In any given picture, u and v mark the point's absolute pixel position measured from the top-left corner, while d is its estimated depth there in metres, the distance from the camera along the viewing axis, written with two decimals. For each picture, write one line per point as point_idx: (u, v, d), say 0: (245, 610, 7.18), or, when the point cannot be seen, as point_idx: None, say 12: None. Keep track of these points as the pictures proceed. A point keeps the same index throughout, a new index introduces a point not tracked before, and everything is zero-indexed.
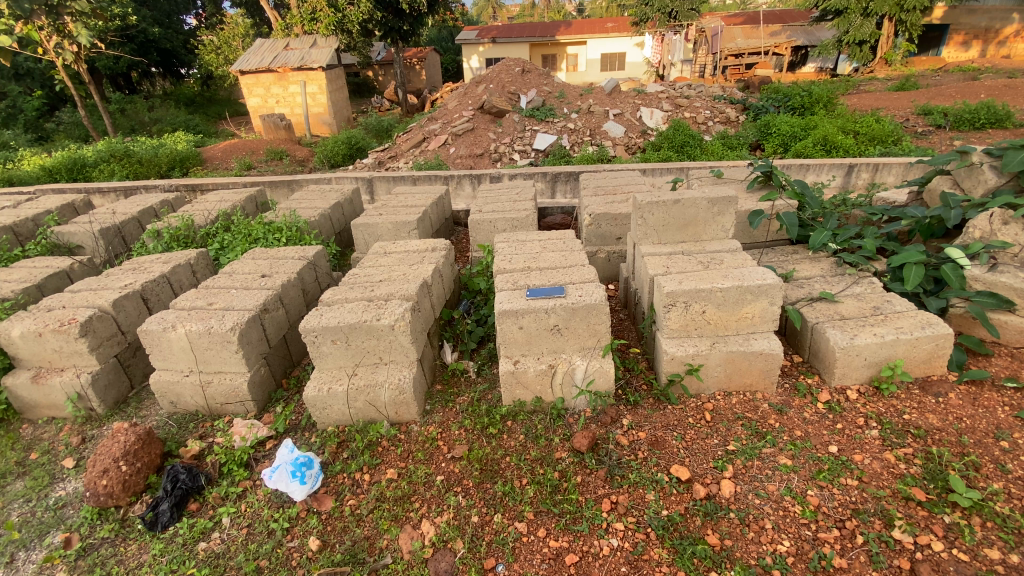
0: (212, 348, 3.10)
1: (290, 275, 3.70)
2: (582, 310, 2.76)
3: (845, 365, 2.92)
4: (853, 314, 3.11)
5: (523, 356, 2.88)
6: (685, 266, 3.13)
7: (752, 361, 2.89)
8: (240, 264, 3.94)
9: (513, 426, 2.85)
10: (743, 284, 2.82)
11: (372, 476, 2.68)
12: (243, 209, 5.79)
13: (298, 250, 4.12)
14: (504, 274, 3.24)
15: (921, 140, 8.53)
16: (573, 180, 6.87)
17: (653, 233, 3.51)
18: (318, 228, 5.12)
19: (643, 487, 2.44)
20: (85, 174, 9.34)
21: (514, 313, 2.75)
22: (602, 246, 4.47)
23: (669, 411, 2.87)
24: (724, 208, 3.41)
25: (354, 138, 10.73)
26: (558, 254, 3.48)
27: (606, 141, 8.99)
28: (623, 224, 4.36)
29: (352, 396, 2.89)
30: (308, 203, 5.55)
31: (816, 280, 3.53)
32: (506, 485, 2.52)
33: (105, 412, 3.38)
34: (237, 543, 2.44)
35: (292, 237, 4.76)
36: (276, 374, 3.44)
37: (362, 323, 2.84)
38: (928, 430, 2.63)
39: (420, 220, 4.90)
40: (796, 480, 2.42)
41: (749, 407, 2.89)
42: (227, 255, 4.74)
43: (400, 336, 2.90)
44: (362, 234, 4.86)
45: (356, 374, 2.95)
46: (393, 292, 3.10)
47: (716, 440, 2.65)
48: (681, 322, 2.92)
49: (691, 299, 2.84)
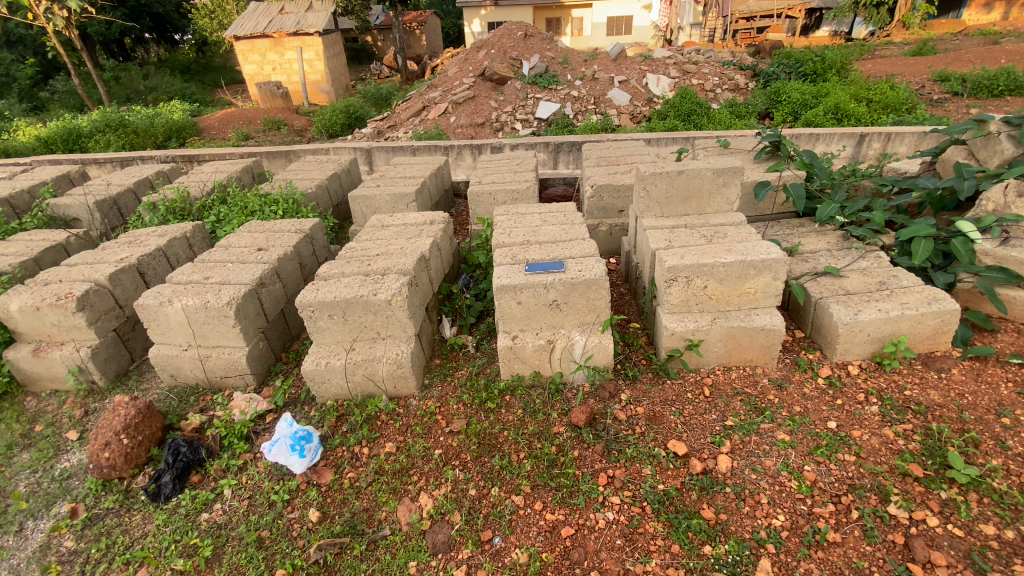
0: (210, 323, 3.11)
1: (287, 249, 3.69)
2: (581, 284, 2.74)
3: (847, 341, 2.89)
4: (858, 289, 3.07)
5: (521, 332, 2.87)
6: (690, 241, 3.08)
7: (754, 337, 2.86)
8: (237, 237, 3.93)
9: (512, 401, 2.86)
10: (746, 258, 2.78)
11: (371, 450, 2.69)
12: (239, 180, 5.71)
13: (294, 223, 4.11)
14: (503, 248, 3.20)
15: (936, 108, 8.28)
16: (576, 150, 6.72)
17: (656, 205, 3.43)
18: (316, 199, 5.05)
19: (640, 461, 2.43)
20: (81, 144, 9.22)
21: (512, 288, 2.74)
22: (605, 219, 4.41)
23: (668, 386, 2.86)
24: (729, 179, 3.32)
25: (352, 106, 10.45)
26: (558, 228, 3.43)
27: (610, 109, 8.76)
28: (626, 196, 4.29)
29: (351, 370, 2.91)
30: (305, 174, 5.48)
31: (822, 254, 3.46)
32: (504, 459, 2.51)
33: (107, 384, 3.40)
34: (238, 514, 2.44)
35: (288, 210, 4.72)
36: (275, 348, 3.46)
37: (358, 298, 2.85)
38: (929, 406, 2.63)
39: (419, 192, 4.83)
40: (794, 455, 2.41)
41: (748, 381, 2.87)
42: (223, 227, 4.70)
43: (397, 311, 2.90)
44: (360, 206, 4.80)
45: (353, 349, 2.97)
46: (391, 267, 3.09)
47: (714, 415, 2.65)
48: (681, 298, 2.89)
49: (692, 274, 2.81)
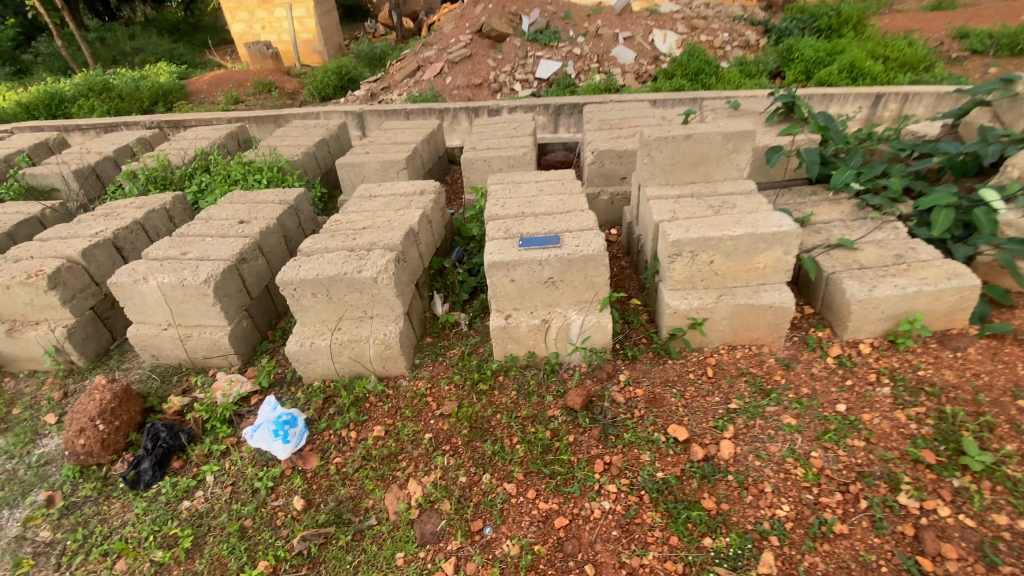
0: (188, 301, 2.97)
1: (269, 222, 3.51)
2: (579, 261, 2.59)
3: (859, 319, 2.73)
4: (873, 263, 2.89)
5: (515, 310, 2.73)
6: (695, 212, 2.89)
7: (762, 315, 2.70)
8: (217, 209, 3.74)
9: (506, 382, 2.73)
10: (756, 231, 2.60)
11: (358, 433, 2.58)
12: (223, 147, 5.45)
13: (278, 193, 3.90)
14: (496, 221, 3.02)
15: (953, 67, 7.84)
16: (577, 112, 6.39)
17: (660, 173, 3.21)
18: (302, 166, 4.82)
19: (638, 447, 2.31)
20: (64, 109, 8.86)
21: (504, 265, 2.60)
22: (607, 186, 4.19)
23: (669, 366, 2.72)
24: (740, 144, 3.09)
25: (345, 66, 9.96)
26: (556, 198, 3.23)
27: (614, 68, 8.31)
28: (629, 162, 4.06)
29: (337, 351, 2.79)
30: (291, 140, 5.23)
31: (835, 225, 3.26)
32: (496, 444, 2.40)
33: (87, 364, 3.29)
34: (220, 502, 2.36)
35: (273, 178, 4.50)
36: (260, 326, 3.33)
37: (343, 276, 2.69)
38: (943, 388, 2.49)
39: (410, 158, 4.59)
40: (800, 441, 2.30)
41: (754, 361, 2.73)
42: (206, 198, 4.50)
43: (384, 289, 2.75)
44: (348, 174, 4.57)
45: (339, 328, 2.83)
46: (377, 242, 2.92)
47: (717, 398, 2.52)
48: (685, 274, 2.72)
49: (697, 248, 2.64)
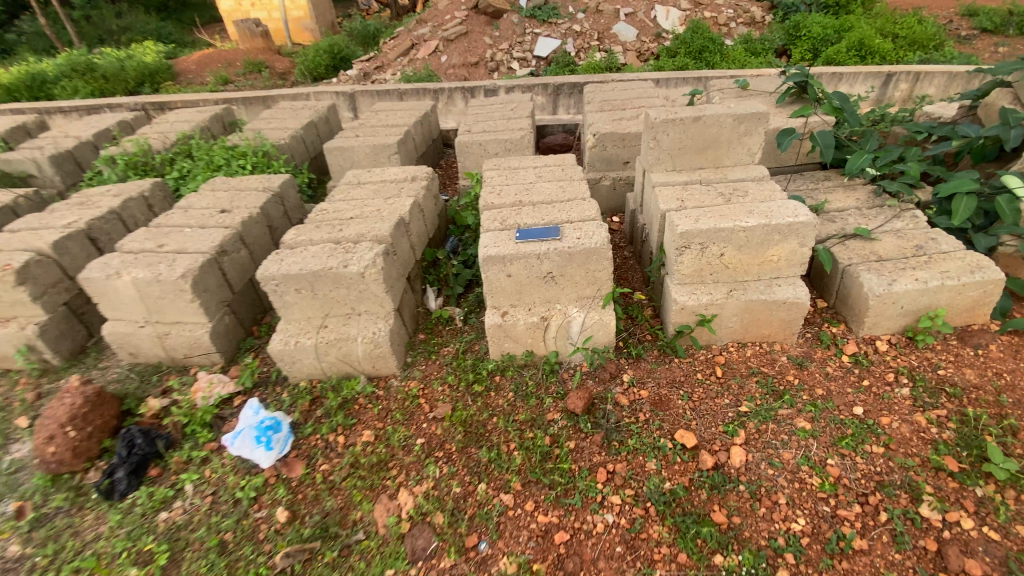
0: (165, 298, 2.79)
1: (252, 211, 3.32)
2: (580, 255, 2.42)
3: (877, 314, 2.57)
4: (892, 254, 2.72)
5: (512, 307, 2.57)
6: (704, 200, 2.71)
7: (774, 311, 2.54)
8: (198, 197, 3.54)
9: (502, 382, 2.58)
10: (770, 222, 2.42)
11: (346, 439, 2.44)
12: (207, 130, 5.21)
13: (262, 180, 3.70)
14: (492, 210, 2.84)
15: (964, 45, 7.55)
16: (577, 92, 6.13)
17: (666, 158, 3.02)
18: (289, 151, 4.59)
19: (643, 454, 2.17)
20: (46, 91, 8.54)
21: (500, 259, 2.43)
22: (609, 171, 3.99)
23: (675, 365, 2.57)
24: (752, 127, 2.89)
25: (336, 44, 9.59)
26: (555, 185, 3.04)
27: (615, 46, 7.99)
28: (632, 146, 3.86)
29: (323, 350, 2.63)
30: (277, 123, 5.00)
31: (850, 213, 3.08)
32: (492, 451, 2.26)
33: (62, 363, 3.14)
34: (200, 513, 2.23)
35: (258, 164, 4.29)
36: (244, 321, 3.17)
37: (327, 271, 2.52)
38: (965, 388, 2.35)
39: (401, 142, 4.36)
40: (816, 447, 2.16)
41: (765, 360, 2.58)
42: (188, 184, 4.29)
43: (372, 285, 2.57)
44: (336, 159, 4.35)
45: (325, 326, 2.66)
46: (364, 233, 2.74)
47: (727, 400, 2.37)
48: (693, 267, 2.56)
49: (707, 240, 2.47)
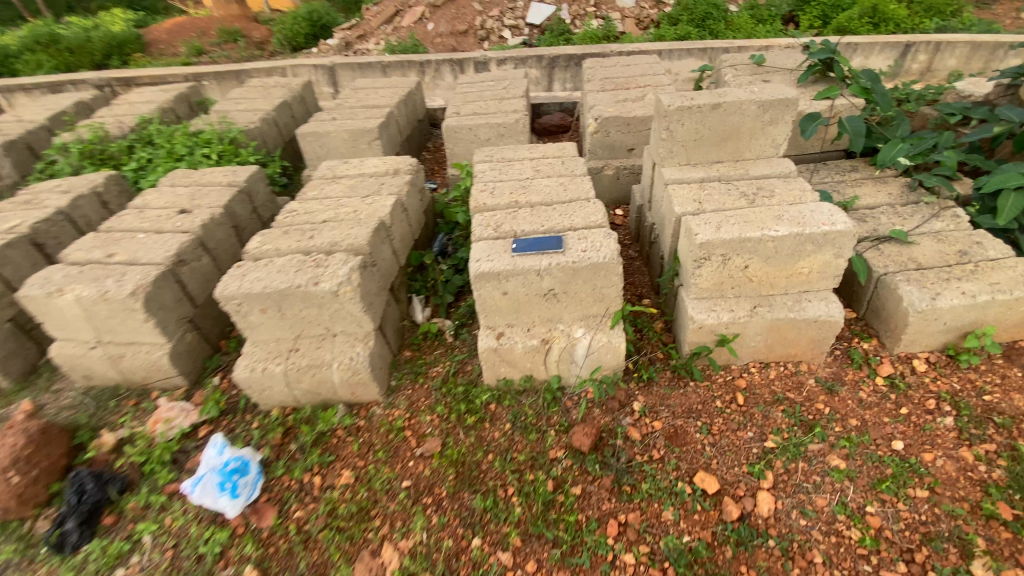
0: (115, 317, 2.47)
1: (214, 211, 2.96)
2: (586, 270, 2.11)
3: (916, 332, 2.31)
4: (933, 261, 2.43)
5: (509, 328, 2.27)
6: (724, 202, 2.38)
7: (803, 330, 2.26)
8: (155, 194, 3.17)
9: (499, 411, 2.31)
10: (803, 230, 2.11)
11: (324, 480, 2.17)
12: (171, 113, 4.77)
13: (227, 174, 3.32)
14: (484, 213, 2.50)
15: (982, 11, 7.09)
16: (574, 64, 5.66)
17: (680, 150, 2.67)
18: (259, 136, 4.18)
19: (659, 502, 1.92)
20: (5, 66, 7.89)
21: (495, 276, 2.11)
22: (612, 159, 3.63)
23: (691, 391, 2.31)
24: (778, 114, 2.54)
25: (316, 11, 8.91)
26: (555, 182, 2.69)
27: (613, 12, 7.44)
28: (638, 131, 3.49)
29: (295, 377, 2.33)
30: (246, 103, 4.55)
31: (883, 211, 2.77)
32: (488, 498, 2.00)
33: (13, 386, 2.84)
34: (159, 572, 1.97)
35: (224, 152, 3.90)
36: (210, 337, 2.85)
37: (296, 289, 2.20)
38: (1015, 418, 2.10)
39: (383, 126, 3.96)
40: (852, 492, 1.92)
41: (791, 383, 2.32)
42: (147, 177, 3.89)
43: (347, 304, 2.26)
44: (311, 145, 3.94)
45: (297, 349, 2.36)
46: (339, 242, 2.41)
47: (751, 433, 2.12)
48: (713, 281, 2.26)
49: (730, 251, 2.16)
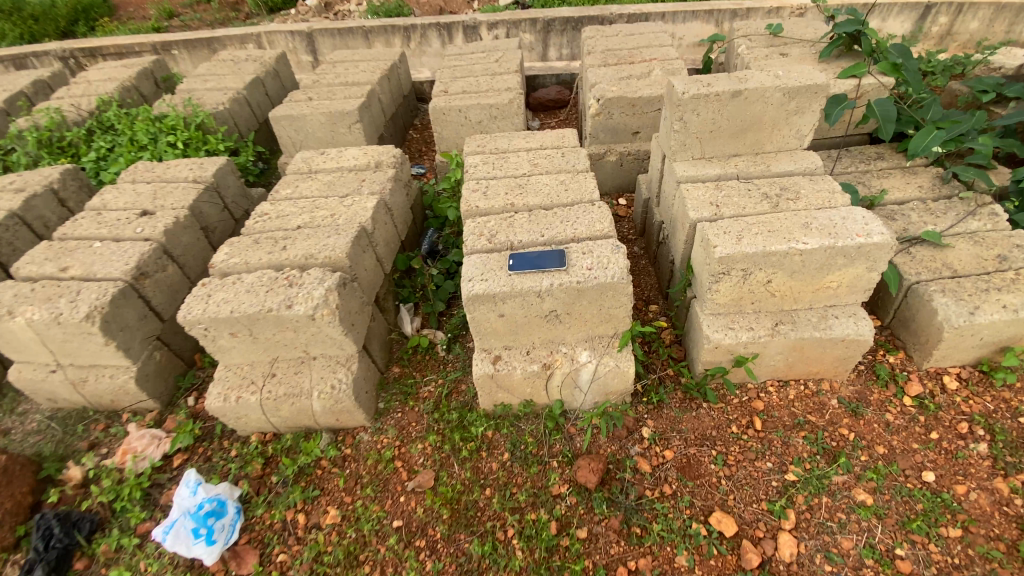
0: (72, 340, 2.24)
1: (179, 212, 2.69)
2: (591, 291, 1.88)
3: (949, 347, 2.13)
4: (970, 269, 2.22)
5: (506, 350, 2.06)
6: (744, 205, 2.14)
7: (828, 348, 2.07)
8: (115, 193, 2.88)
9: (497, 439, 2.13)
10: (834, 243, 1.88)
11: (308, 519, 2.01)
12: (133, 93, 4.38)
13: (192, 168, 3.02)
14: (476, 219, 2.25)
15: None
16: (571, 28, 5.20)
17: (693, 142, 2.40)
18: (229, 120, 3.84)
19: (672, 545, 1.78)
20: None
21: (490, 298, 1.89)
22: (615, 143, 3.34)
23: (704, 414, 2.13)
24: (805, 102, 2.27)
25: None
26: (554, 180, 2.43)
27: None
28: (644, 113, 3.19)
29: (273, 406, 2.13)
30: (215, 81, 4.17)
31: (913, 208, 2.54)
32: (486, 541, 1.85)
33: None
34: None
35: (191, 139, 3.58)
36: (182, 352, 2.64)
37: (268, 313, 1.97)
38: None
39: (363, 107, 3.62)
40: (880, 532, 1.78)
41: (812, 404, 2.14)
42: (108, 169, 3.57)
43: (326, 327, 2.04)
44: (286, 130, 3.61)
45: (274, 375, 2.15)
46: (315, 256, 2.16)
47: (770, 464, 1.96)
48: (731, 296, 2.04)
49: (751, 266, 1.94)
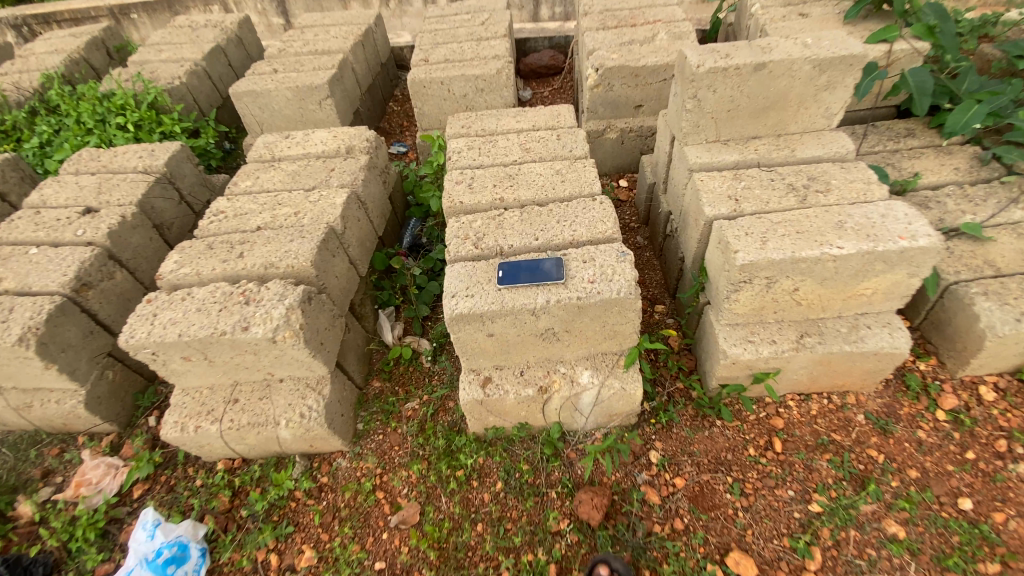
0: (6, 364, 1.97)
1: (126, 210, 2.38)
2: (593, 307, 1.63)
3: (989, 357, 1.92)
4: (1014, 267, 1.99)
5: (498, 371, 1.83)
6: (767, 200, 1.87)
7: (858, 362, 1.85)
8: (54, 187, 2.55)
9: (489, 466, 1.92)
10: (874, 247, 1.63)
11: (282, 560, 1.82)
12: (82, 66, 3.94)
13: (142, 155, 2.68)
14: (460, 217, 1.97)
15: None
16: None
17: (707, 124, 2.09)
18: (186, 96, 3.45)
19: None
20: None
21: (477, 317, 1.63)
22: (616, 119, 3.01)
23: (718, 434, 1.92)
24: (837, 76, 1.96)
25: None
26: (548, 169, 2.13)
27: None
28: (648, 85, 2.85)
29: (237, 435, 1.90)
30: (170, 51, 3.74)
31: (949, 194, 2.27)
32: None
33: None
34: None
35: (143, 120, 3.21)
36: (139, 366, 2.38)
37: (222, 337, 1.72)
38: None
39: (334, 81, 3.24)
40: (913, 570, 1.61)
41: (837, 421, 1.94)
42: (53, 155, 3.21)
43: (291, 349, 1.78)
44: (249, 107, 3.24)
45: (237, 401, 1.91)
46: (275, 265, 1.89)
47: (791, 493, 1.77)
48: (751, 306, 1.80)
49: (777, 274, 1.69)
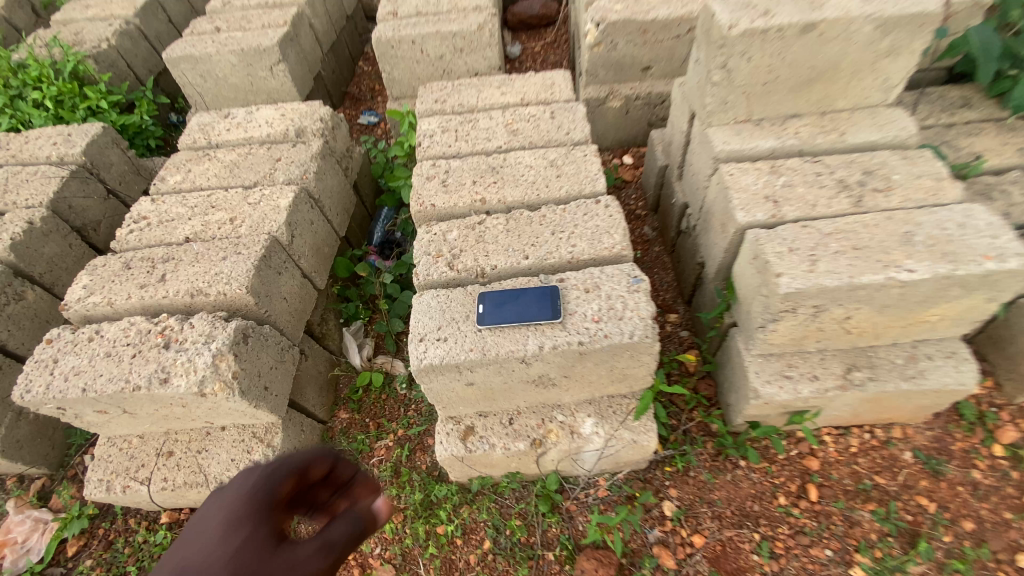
0: None
1: (33, 214, 1.97)
2: (596, 353, 1.29)
3: None
4: None
5: (482, 418, 1.51)
6: (813, 202, 1.49)
7: (912, 398, 1.54)
8: None
9: (474, 521, 1.64)
10: (953, 271, 1.28)
11: None
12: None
13: (54, 142, 2.23)
14: (430, 227, 1.58)
15: None
16: None
17: (737, 100, 1.68)
18: (116, 62, 2.94)
19: None
20: None
21: (451, 368, 1.29)
22: (619, 84, 2.55)
23: (743, 479, 1.64)
24: (903, 40, 1.54)
25: None
26: (540, 160, 1.73)
27: None
28: (659, 43, 2.38)
29: (176, 494, 1.61)
30: (96, 6, 3.18)
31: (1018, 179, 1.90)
32: None
33: None
34: None
35: (64, 93, 2.71)
36: None
37: (136, 392, 1.38)
38: None
39: (287, 41, 2.73)
40: None
41: (880, 461, 1.66)
42: None
43: (225, 401, 1.45)
44: (188, 75, 2.74)
45: (172, 454, 1.60)
46: (203, 294, 1.52)
47: (828, 553, 1.51)
48: (790, 337, 1.47)
49: (826, 303, 1.34)
